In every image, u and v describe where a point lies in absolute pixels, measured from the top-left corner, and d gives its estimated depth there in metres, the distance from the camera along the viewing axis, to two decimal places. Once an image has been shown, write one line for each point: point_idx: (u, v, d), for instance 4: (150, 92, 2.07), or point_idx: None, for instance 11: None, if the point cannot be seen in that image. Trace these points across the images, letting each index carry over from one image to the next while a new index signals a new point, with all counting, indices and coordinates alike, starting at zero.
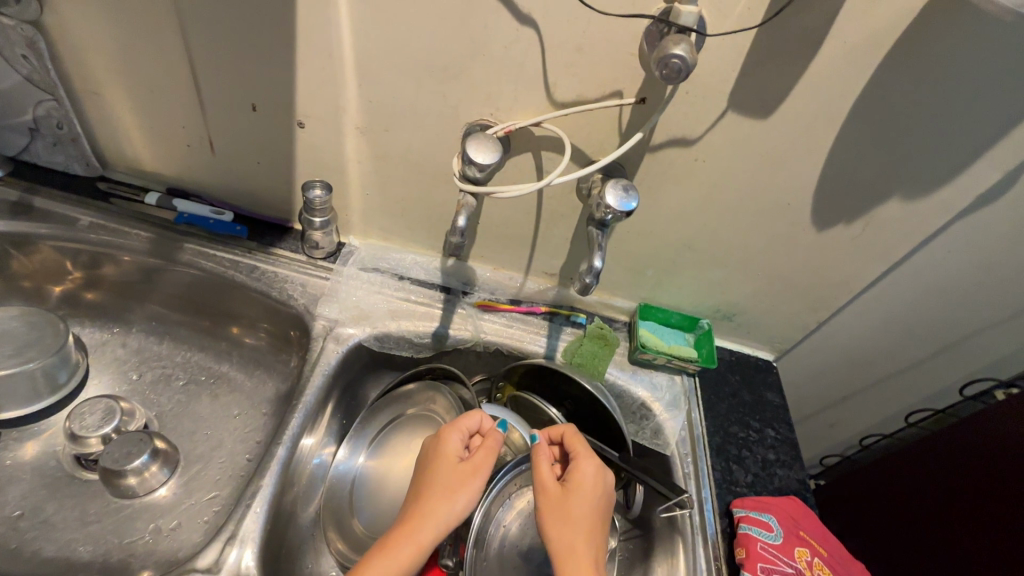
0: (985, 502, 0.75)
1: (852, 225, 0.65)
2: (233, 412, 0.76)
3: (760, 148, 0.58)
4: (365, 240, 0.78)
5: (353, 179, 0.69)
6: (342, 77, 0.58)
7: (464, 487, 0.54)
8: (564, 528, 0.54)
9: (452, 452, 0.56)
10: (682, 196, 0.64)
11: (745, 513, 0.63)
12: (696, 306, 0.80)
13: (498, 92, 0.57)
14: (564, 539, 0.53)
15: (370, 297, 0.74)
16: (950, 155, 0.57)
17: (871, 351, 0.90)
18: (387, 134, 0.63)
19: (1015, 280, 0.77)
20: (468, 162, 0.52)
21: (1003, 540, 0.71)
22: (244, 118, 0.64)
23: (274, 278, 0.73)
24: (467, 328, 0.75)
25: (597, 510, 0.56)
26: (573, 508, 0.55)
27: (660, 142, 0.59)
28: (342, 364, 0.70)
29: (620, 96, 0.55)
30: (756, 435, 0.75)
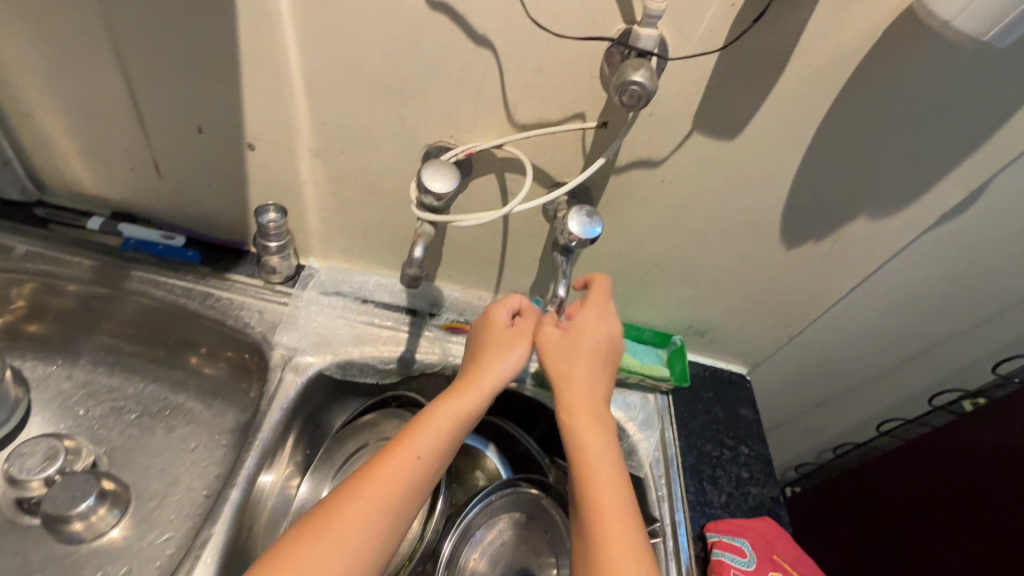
0: (963, 516, 0.76)
1: (820, 243, 0.64)
2: (189, 446, 0.72)
3: (726, 169, 0.57)
4: (326, 263, 0.75)
5: (310, 201, 0.66)
6: (292, 98, 0.55)
7: (490, 367, 0.55)
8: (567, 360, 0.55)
9: (493, 326, 0.58)
10: (650, 217, 0.63)
11: (718, 538, 0.62)
12: (669, 322, 0.79)
13: (456, 114, 0.54)
14: (574, 381, 0.54)
15: (332, 323, 0.71)
16: (915, 175, 0.57)
17: (843, 361, 0.91)
18: (343, 156, 0.60)
19: (980, 291, 0.78)
20: (424, 190, 0.49)
21: (980, 554, 0.73)
22: (190, 140, 0.61)
23: (229, 306, 0.69)
24: (434, 351, 0.72)
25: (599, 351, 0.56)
26: (573, 347, 0.56)
27: (625, 164, 0.57)
28: (302, 394, 0.67)
29: (582, 119, 0.53)
30: (729, 453, 0.74)
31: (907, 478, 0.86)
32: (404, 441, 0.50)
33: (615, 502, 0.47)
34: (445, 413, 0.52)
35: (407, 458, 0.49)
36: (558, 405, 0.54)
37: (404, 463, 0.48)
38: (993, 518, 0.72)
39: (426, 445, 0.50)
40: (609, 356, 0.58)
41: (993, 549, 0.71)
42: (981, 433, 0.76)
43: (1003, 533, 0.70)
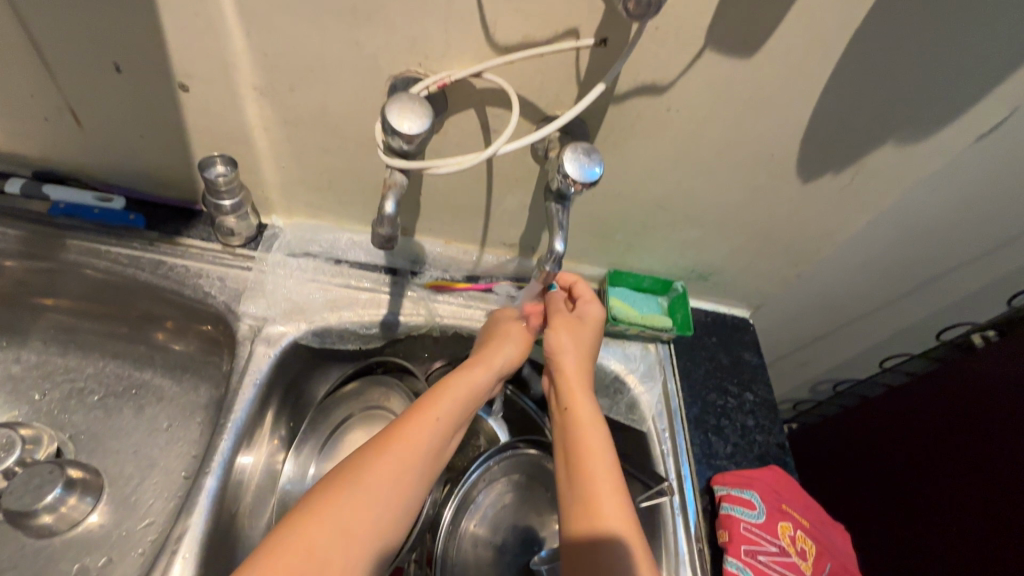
0: (985, 447, 0.76)
1: (839, 175, 0.58)
2: (162, 425, 0.67)
3: (742, 93, 0.50)
4: (290, 220, 0.67)
5: (264, 150, 0.57)
6: (223, 24, 0.46)
7: (498, 348, 0.58)
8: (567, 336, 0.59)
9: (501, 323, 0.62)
10: (653, 153, 0.56)
11: (726, 492, 0.61)
12: (670, 268, 0.73)
13: (424, 36, 0.45)
14: (568, 365, 0.58)
15: (303, 288, 0.64)
16: (953, 91, 0.50)
17: (847, 299, 0.87)
18: (295, 94, 0.51)
19: (997, 219, 0.74)
20: (391, 132, 0.41)
21: (1001, 483, 0.72)
22: (108, 82, 0.51)
23: (185, 274, 0.61)
24: (419, 312, 0.67)
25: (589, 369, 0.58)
26: (578, 331, 0.59)
27: (625, 91, 0.49)
28: (276, 367, 0.61)
29: (576, 37, 0.44)
30: (734, 401, 0.71)
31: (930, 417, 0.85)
32: (417, 412, 0.49)
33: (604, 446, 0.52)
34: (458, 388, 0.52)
35: (425, 428, 0.48)
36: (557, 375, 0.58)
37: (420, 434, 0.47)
38: (1014, 445, 0.71)
39: (445, 410, 0.50)
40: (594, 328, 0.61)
41: (1013, 476, 0.71)
42: (1009, 365, 0.75)
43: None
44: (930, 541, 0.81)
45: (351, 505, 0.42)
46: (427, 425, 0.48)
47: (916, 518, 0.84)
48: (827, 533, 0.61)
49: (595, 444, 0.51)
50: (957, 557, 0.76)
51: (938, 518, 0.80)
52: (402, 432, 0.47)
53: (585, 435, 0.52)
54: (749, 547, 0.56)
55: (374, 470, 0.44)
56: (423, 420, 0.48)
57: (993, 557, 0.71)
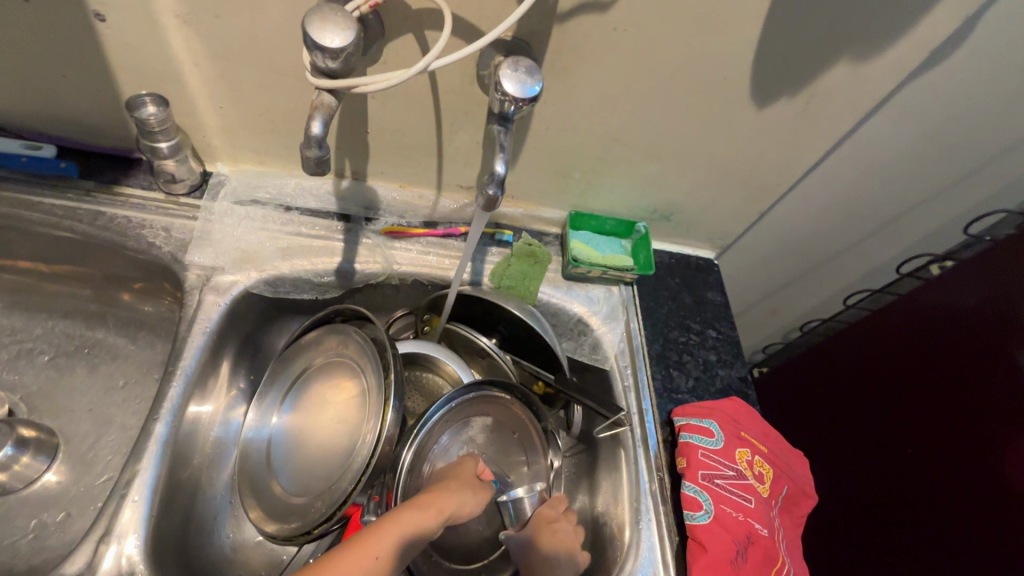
0: (958, 378, 0.77)
1: (793, 99, 0.57)
2: (118, 383, 0.65)
3: (689, 7, 0.48)
4: (235, 167, 0.64)
5: (198, 88, 0.55)
6: None
7: (450, 492, 0.54)
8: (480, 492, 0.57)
9: (460, 469, 0.59)
10: (603, 79, 0.54)
11: (685, 422, 0.61)
12: (632, 208, 0.72)
13: None
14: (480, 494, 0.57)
15: (252, 236, 0.62)
16: (906, 1, 0.48)
17: (812, 237, 0.87)
18: (220, 21, 0.48)
19: (956, 148, 0.74)
20: (314, 48, 0.39)
21: (977, 413, 0.74)
22: (17, 13, 0.47)
23: (126, 224, 0.59)
24: (376, 260, 0.66)
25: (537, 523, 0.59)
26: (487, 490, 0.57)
27: (568, 8, 0.47)
28: (227, 317, 0.60)
29: None
30: (697, 338, 0.71)
31: (900, 350, 0.86)
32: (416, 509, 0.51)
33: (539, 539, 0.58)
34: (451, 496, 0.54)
35: (421, 517, 0.50)
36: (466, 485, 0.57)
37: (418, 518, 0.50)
38: (992, 375, 0.72)
39: (384, 548, 0.46)
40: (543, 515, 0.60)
41: (990, 406, 0.72)
42: (973, 295, 0.77)
43: (1000, 390, 0.71)
44: (901, 473, 0.83)
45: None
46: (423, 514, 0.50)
47: (885, 450, 0.86)
48: (785, 458, 0.63)
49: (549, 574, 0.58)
50: (926, 485, 0.79)
51: (907, 450, 0.82)
52: (391, 524, 0.48)
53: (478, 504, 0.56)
54: (706, 472, 0.57)
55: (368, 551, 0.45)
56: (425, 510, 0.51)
57: (969, 485, 0.73)
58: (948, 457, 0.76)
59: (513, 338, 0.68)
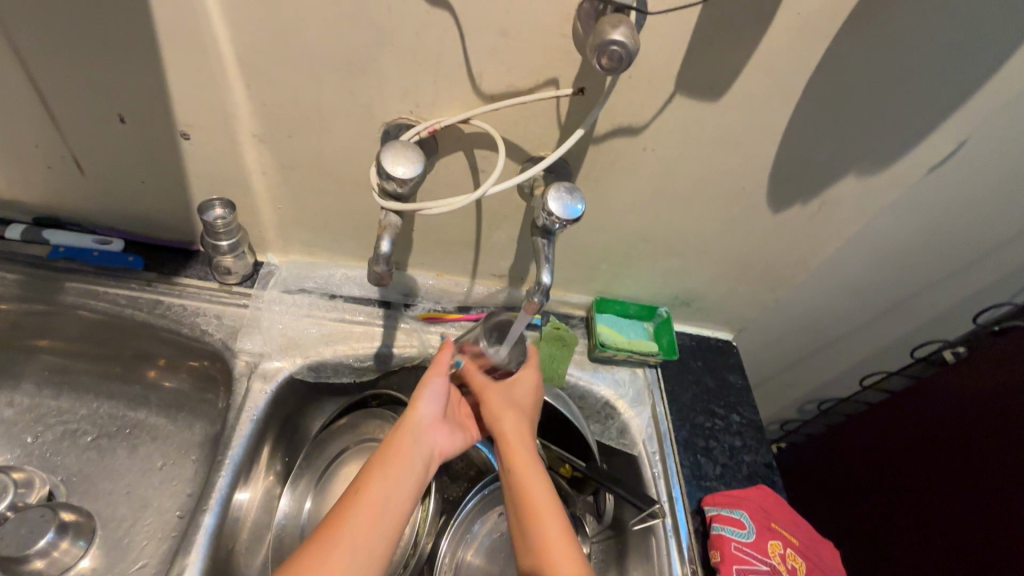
0: (972, 455, 0.77)
1: (808, 205, 0.62)
2: (156, 464, 0.67)
3: (711, 133, 0.53)
4: (285, 257, 0.68)
5: (261, 192, 0.60)
6: (224, 78, 0.48)
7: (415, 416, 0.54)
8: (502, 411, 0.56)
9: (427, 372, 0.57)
10: (632, 188, 0.59)
11: (716, 512, 0.62)
12: (654, 295, 0.76)
13: (415, 86, 0.49)
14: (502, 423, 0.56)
15: (298, 323, 0.66)
16: (907, 127, 0.54)
17: (824, 317, 0.91)
18: (292, 140, 0.54)
19: (958, 239, 0.78)
20: (385, 177, 0.44)
21: (994, 491, 0.73)
22: (112, 132, 0.53)
23: (182, 313, 0.63)
24: (413, 344, 0.69)
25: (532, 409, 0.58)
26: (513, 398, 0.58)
27: (604, 132, 0.53)
28: (272, 403, 0.62)
29: (556, 86, 0.48)
30: (721, 423, 0.73)
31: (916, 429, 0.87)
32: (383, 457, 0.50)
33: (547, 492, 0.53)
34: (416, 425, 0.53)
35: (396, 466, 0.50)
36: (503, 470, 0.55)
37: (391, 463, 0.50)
38: (1003, 451, 0.73)
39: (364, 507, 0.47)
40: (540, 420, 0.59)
41: (1005, 483, 0.72)
42: (985, 387, 0.78)
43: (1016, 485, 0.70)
44: (929, 557, 0.80)
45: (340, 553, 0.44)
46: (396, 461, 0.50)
47: (911, 533, 0.84)
48: (817, 551, 0.63)
49: (543, 502, 0.52)
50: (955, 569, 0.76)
51: (932, 533, 0.80)
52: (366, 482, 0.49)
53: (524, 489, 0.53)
54: (742, 567, 0.57)
55: (349, 521, 0.46)
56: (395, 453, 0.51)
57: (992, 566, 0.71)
58: (972, 538, 0.74)
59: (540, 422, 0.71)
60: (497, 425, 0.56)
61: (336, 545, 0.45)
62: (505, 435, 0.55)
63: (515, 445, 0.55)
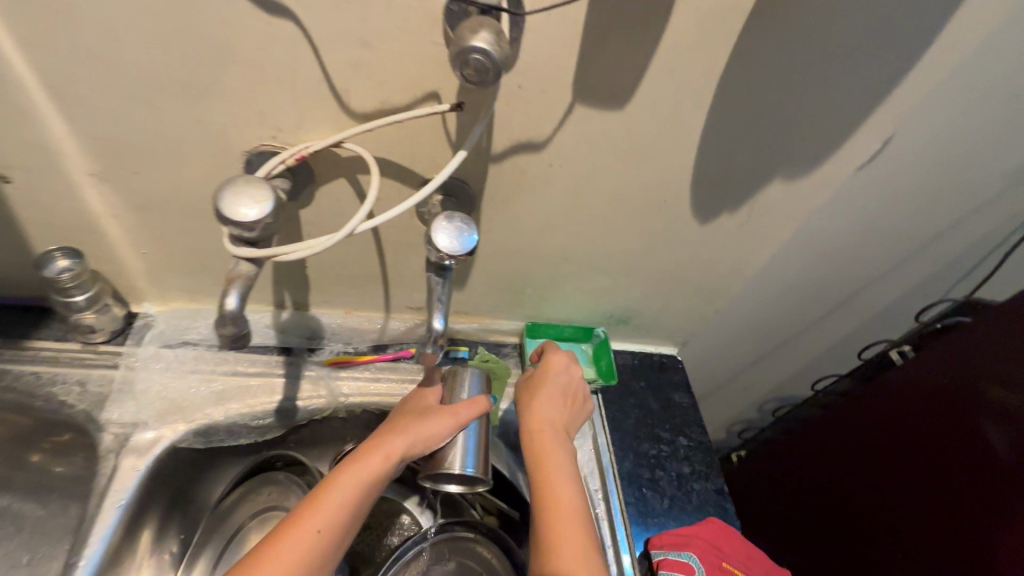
0: (936, 466, 0.73)
1: (736, 214, 0.58)
2: (22, 560, 0.57)
3: (621, 144, 0.48)
4: (166, 306, 0.61)
5: (117, 237, 0.51)
6: (35, 111, 0.40)
7: (405, 430, 0.49)
8: (531, 400, 0.55)
9: (428, 391, 0.55)
10: (545, 207, 0.54)
11: (664, 557, 0.57)
12: (590, 316, 0.71)
13: (272, 109, 0.42)
14: (527, 413, 0.54)
15: (181, 381, 0.57)
16: (828, 128, 0.50)
17: (769, 320, 0.88)
18: (139, 177, 0.46)
19: (894, 234, 0.76)
20: (227, 222, 0.37)
21: (963, 506, 0.69)
22: None
23: (35, 382, 0.54)
24: (320, 393, 0.61)
25: (565, 391, 0.56)
26: (539, 386, 0.56)
27: (502, 150, 0.47)
28: (150, 480, 0.53)
29: (436, 100, 0.42)
30: (668, 449, 0.68)
31: (874, 436, 0.83)
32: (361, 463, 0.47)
33: (566, 485, 0.48)
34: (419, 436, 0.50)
35: (366, 479, 0.46)
36: (528, 454, 0.51)
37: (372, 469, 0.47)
38: (971, 463, 0.69)
39: (325, 518, 0.43)
40: (576, 404, 0.57)
41: (975, 498, 0.68)
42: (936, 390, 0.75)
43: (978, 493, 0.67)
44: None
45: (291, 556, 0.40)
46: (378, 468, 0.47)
47: (879, 554, 0.79)
48: None
49: (558, 478, 0.49)
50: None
51: (903, 554, 0.76)
52: (336, 482, 0.45)
53: (549, 476, 0.49)
54: None
55: (310, 523, 0.43)
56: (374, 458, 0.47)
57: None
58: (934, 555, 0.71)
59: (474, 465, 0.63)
60: (532, 411, 0.54)
61: (289, 546, 0.41)
62: (533, 426, 0.52)
63: (538, 436, 0.52)
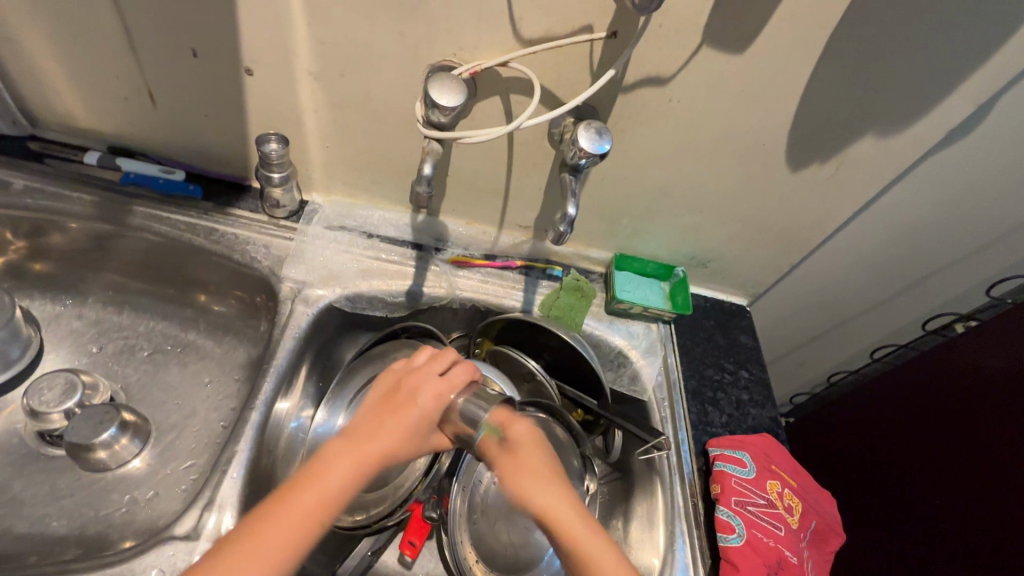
0: (981, 440, 0.77)
1: (826, 165, 0.64)
2: (204, 380, 0.73)
3: (735, 87, 0.57)
4: (328, 198, 0.74)
5: (311, 129, 0.65)
6: (289, 16, 0.53)
7: (425, 388, 0.52)
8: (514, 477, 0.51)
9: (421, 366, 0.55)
10: (657, 141, 0.63)
11: (719, 451, 0.65)
12: (672, 255, 0.79)
13: (459, 29, 0.53)
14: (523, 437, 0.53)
15: (338, 257, 0.71)
16: (923, 88, 0.56)
17: (838, 290, 0.93)
18: (343, 79, 0.59)
19: (978, 214, 0.80)
20: (432, 106, 0.49)
21: (999, 477, 0.74)
22: (185, 65, 0.58)
23: (234, 240, 0.69)
24: (442, 285, 0.74)
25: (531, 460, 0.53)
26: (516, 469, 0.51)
27: (633, 81, 0.56)
28: (313, 326, 0.68)
29: (590, 31, 0.52)
30: (730, 377, 0.76)
31: (922, 408, 0.88)
32: (349, 447, 0.47)
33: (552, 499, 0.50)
34: (414, 412, 0.50)
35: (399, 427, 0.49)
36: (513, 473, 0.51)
37: (380, 444, 0.47)
38: (1010, 438, 0.73)
39: (370, 450, 0.47)
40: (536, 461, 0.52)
41: (1008, 470, 0.72)
42: (986, 357, 0.80)
43: (1013, 455, 0.72)
44: (933, 543, 0.81)
45: (296, 522, 0.42)
46: (379, 441, 0.48)
47: (914, 520, 0.85)
48: (814, 496, 0.66)
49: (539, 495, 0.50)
50: (954, 553, 0.77)
51: (937, 520, 0.81)
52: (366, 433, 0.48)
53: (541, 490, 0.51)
54: (739, 499, 0.61)
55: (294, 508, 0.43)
56: (385, 419, 0.49)
57: (988, 555, 0.73)
58: (971, 515, 0.76)
59: (556, 367, 0.73)
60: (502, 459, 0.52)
61: (271, 523, 0.42)
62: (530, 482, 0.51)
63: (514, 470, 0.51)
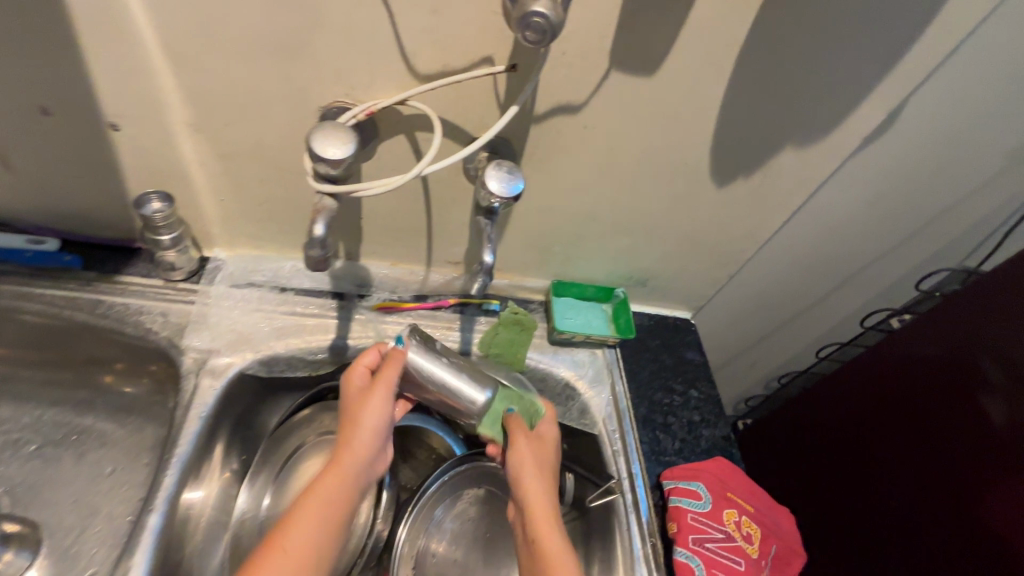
0: (931, 433, 0.77)
1: (750, 178, 0.63)
2: (105, 471, 0.64)
3: (650, 110, 0.54)
4: (233, 252, 0.68)
5: (201, 181, 0.58)
6: (151, 65, 0.47)
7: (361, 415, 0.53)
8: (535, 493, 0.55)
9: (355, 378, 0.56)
10: (579, 167, 0.59)
11: (674, 485, 0.62)
12: (610, 277, 0.76)
13: (348, 68, 0.48)
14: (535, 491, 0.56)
15: (248, 317, 0.65)
16: (835, 98, 0.56)
17: (780, 293, 0.93)
18: (227, 129, 0.53)
19: (901, 208, 0.81)
20: (317, 159, 0.43)
21: (954, 472, 0.74)
22: (38, 125, 0.51)
23: (125, 312, 0.61)
24: (369, 334, 0.68)
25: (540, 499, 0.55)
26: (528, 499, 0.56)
27: (545, 111, 0.53)
28: (224, 399, 0.61)
29: (491, 63, 0.48)
30: (679, 399, 0.74)
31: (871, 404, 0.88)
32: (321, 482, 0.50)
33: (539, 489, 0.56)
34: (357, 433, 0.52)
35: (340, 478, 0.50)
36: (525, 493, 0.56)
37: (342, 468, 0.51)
38: (964, 433, 0.73)
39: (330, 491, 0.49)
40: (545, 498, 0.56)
41: (967, 466, 0.72)
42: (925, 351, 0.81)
43: (964, 450, 0.73)
44: (895, 540, 0.81)
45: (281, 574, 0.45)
46: (333, 489, 0.50)
47: (880, 518, 0.83)
48: (771, 517, 0.64)
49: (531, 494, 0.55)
50: (915, 552, 0.77)
51: (902, 518, 0.80)
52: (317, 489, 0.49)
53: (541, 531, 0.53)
54: (697, 536, 0.58)
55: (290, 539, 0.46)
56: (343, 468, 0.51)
57: (958, 551, 0.72)
58: (926, 512, 0.76)
59: None
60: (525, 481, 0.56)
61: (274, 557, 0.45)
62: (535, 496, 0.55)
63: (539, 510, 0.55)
